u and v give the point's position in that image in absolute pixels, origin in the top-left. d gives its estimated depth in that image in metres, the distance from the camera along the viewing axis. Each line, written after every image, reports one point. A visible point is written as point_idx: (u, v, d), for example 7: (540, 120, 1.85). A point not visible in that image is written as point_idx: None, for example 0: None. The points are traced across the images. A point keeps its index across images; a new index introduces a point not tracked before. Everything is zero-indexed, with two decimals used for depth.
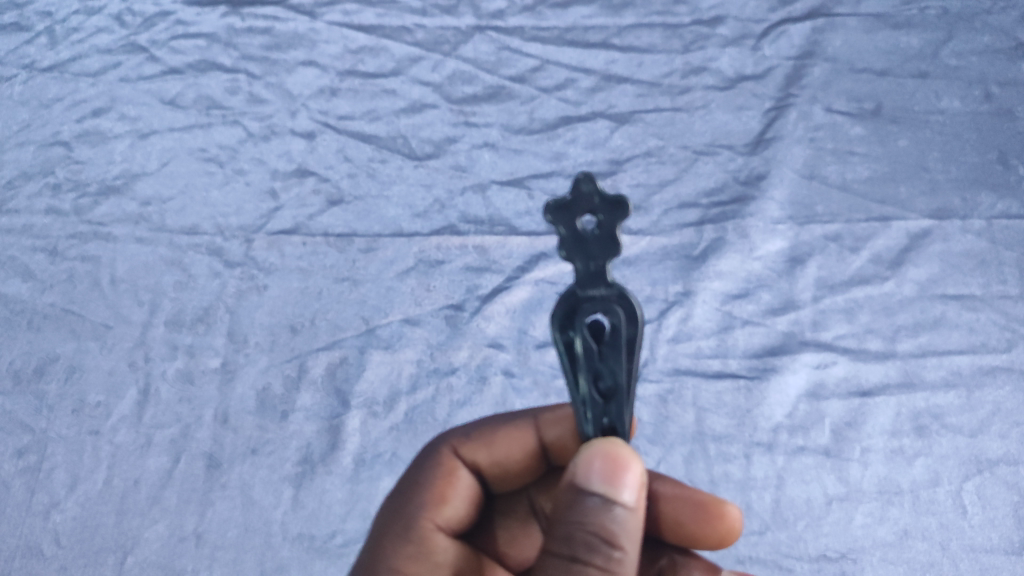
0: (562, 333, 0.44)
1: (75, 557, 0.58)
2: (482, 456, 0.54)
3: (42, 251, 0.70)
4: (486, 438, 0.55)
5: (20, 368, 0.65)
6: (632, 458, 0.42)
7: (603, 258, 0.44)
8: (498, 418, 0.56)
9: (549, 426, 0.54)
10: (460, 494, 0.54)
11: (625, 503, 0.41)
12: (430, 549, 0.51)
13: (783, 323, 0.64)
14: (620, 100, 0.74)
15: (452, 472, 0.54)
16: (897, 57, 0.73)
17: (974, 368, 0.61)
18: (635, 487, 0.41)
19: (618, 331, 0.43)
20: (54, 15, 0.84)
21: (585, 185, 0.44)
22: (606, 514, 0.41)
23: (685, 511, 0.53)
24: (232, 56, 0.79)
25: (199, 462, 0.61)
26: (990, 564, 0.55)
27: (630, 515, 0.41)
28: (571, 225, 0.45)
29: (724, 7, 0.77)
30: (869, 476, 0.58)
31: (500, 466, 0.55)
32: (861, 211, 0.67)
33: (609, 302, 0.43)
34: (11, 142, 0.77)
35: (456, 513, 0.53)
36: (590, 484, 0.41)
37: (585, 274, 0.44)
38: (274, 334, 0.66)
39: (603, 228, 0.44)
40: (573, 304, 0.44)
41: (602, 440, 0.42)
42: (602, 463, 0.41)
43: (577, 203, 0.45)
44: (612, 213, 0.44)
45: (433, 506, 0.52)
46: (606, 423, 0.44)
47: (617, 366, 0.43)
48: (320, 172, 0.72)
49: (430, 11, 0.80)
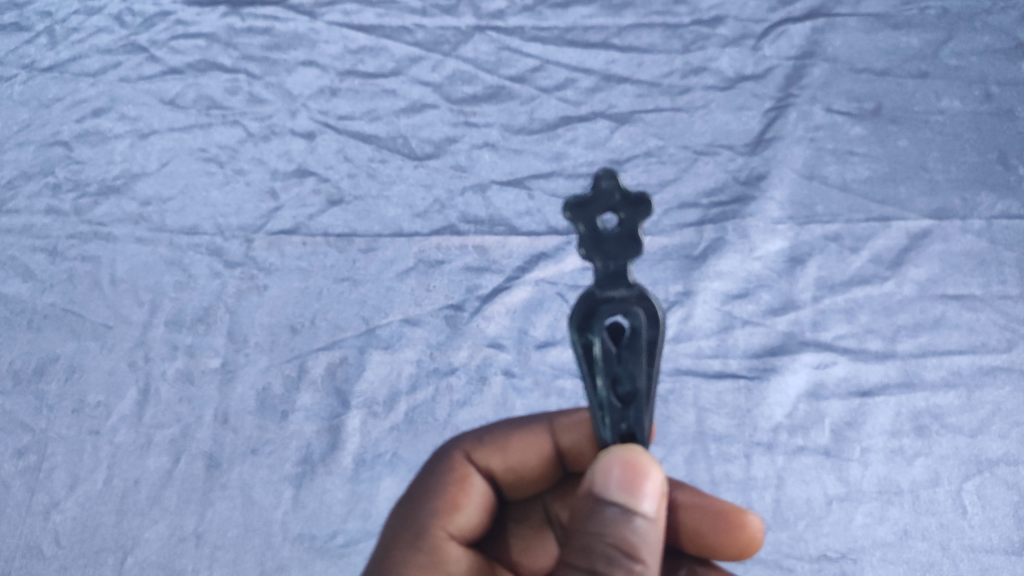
0: (580, 334, 0.44)
1: (76, 557, 0.58)
2: (496, 461, 0.55)
3: (42, 250, 0.70)
4: (500, 443, 0.55)
5: (20, 368, 0.65)
6: (652, 466, 0.42)
7: (623, 257, 0.44)
8: (512, 423, 0.56)
9: (564, 431, 0.54)
10: (473, 501, 0.54)
11: (645, 514, 0.41)
12: (442, 557, 0.51)
13: (783, 323, 0.64)
14: (619, 100, 0.74)
15: (465, 479, 0.54)
16: (896, 58, 0.73)
17: (974, 368, 0.61)
18: (655, 497, 0.42)
19: (639, 333, 0.43)
20: (54, 14, 0.84)
21: (605, 182, 0.45)
22: (626, 525, 0.41)
23: (704, 521, 0.53)
24: (232, 56, 0.79)
25: (199, 462, 0.61)
26: (989, 564, 0.55)
27: (651, 526, 0.41)
28: (590, 223, 0.45)
29: (724, 7, 0.77)
30: (869, 476, 0.58)
31: (514, 473, 0.55)
32: (860, 212, 0.67)
33: (629, 303, 0.43)
34: (11, 142, 0.77)
35: (469, 521, 0.53)
36: (610, 493, 0.41)
37: (604, 274, 0.44)
38: (274, 334, 0.66)
39: (623, 226, 0.44)
40: (592, 305, 0.44)
41: (621, 447, 0.42)
42: (621, 470, 0.41)
43: (596, 200, 0.45)
44: (634, 210, 0.44)
45: (445, 513, 0.52)
46: (623, 428, 0.44)
47: (636, 369, 0.43)
48: (320, 172, 0.72)
49: (430, 11, 0.80)
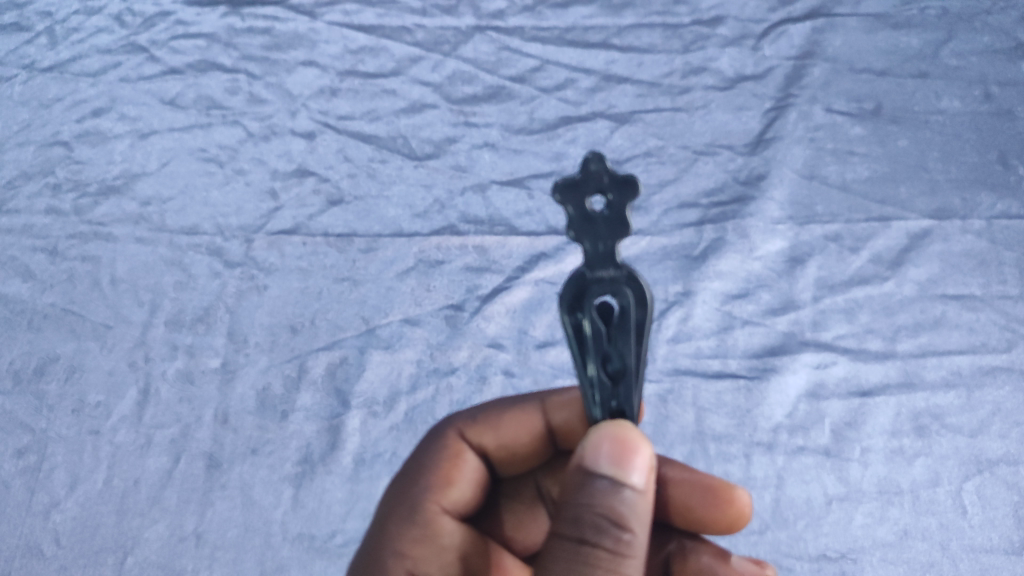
0: (570, 315, 0.43)
1: (75, 557, 0.58)
2: (488, 439, 0.54)
3: (42, 250, 0.70)
4: (492, 421, 0.54)
5: (20, 368, 0.65)
6: (642, 441, 0.41)
7: (612, 238, 0.44)
8: (504, 401, 0.55)
9: (556, 409, 0.54)
10: (466, 477, 0.53)
11: (634, 486, 0.41)
12: (435, 531, 0.51)
13: (783, 323, 0.64)
14: (619, 100, 0.74)
15: (458, 455, 0.54)
16: (896, 57, 0.73)
17: (974, 368, 0.61)
18: (644, 470, 0.41)
19: (627, 313, 0.43)
20: (54, 15, 0.84)
21: (594, 164, 0.44)
22: (615, 496, 0.40)
23: (694, 496, 0.52)
24: (232, 56, 0.79)
25: (199, 462, 0.61)
26: (990, 564, 0.55)
27: (640, 498, 0.41)
28: (579, 206, 0.44)
29: (724, 7, 0.77)
30: (869, 476, 0.58)
31: (507, 450, 0.55)
32: (861, 211, 0.67)
33: (618, 283, 0.43)
34: (11, 142, 0.77)
35: (462, 496, 0.53)
36: (599, 467, 0.41)
37: (594, 254, 0.44)
38: (274, 334, 0.66)
39: (611, 208, 0.44)
40: (581, 285, 0.43)
41: (611, 423, 0.41)
42: (611, 445, 0.41)
43: (585, 182, 0.45)
44: (622, 192, 0.44)
45: (438, 490, 0.52)
46: (613, 406, 0.43)
47: (626, 349, 0.43)
48: (320, 172, 0.72)
49: (431, 11, 0.80)
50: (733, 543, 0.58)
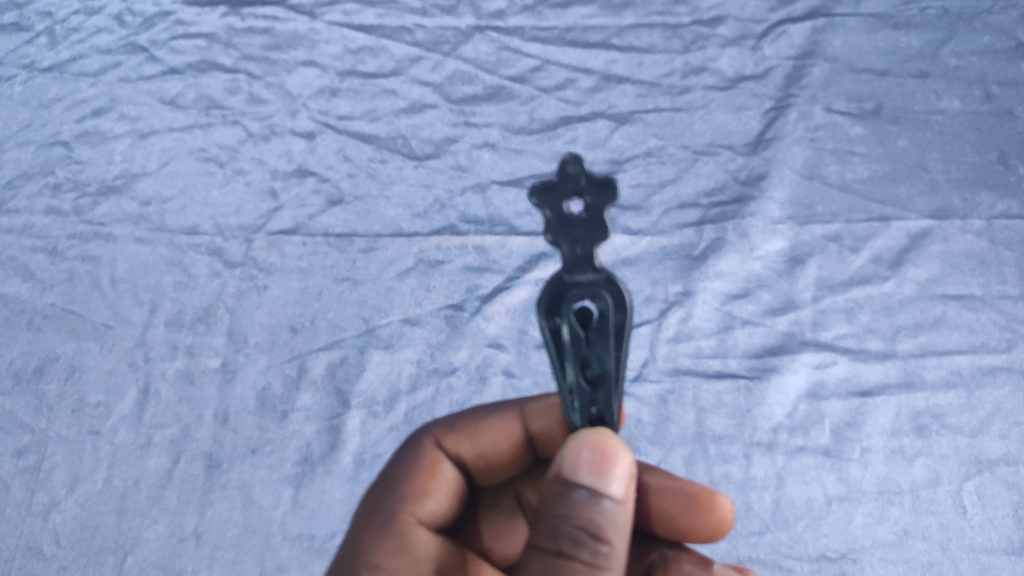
0: (548, 320, 0.43)
1: (75, 557, 0.58)
2: (466, 448, 0.54)
3: (42, 250, 0.70)
4: (470, 429, 0.54)
5: (20, 368, 0.65)
6: (621, 449, 0.41)
7: (590, 241, 0.44)
8: (483, 409, 0.55)
9: (534, 417, 0.54)
10: (443, 487, 0.53)
11: (613, 496, 0.40)
12: (410, 543, 0.51)
13: (783, 323, 0.64)
14: (620, 100, 0.74)
15: (435, 465, 0.54)
16: (896, 58, 0.73)
17: (974, 368, 0.61)
18: (624, 480, 0.41)
19: (607, 317, 0.43)
20: (54, 15, 0.84)
21: (571, 166, 0.45)
22: (593, 507, 0.40)
23: (675, 503, 0.52)
24: (232, 56, 0.79)
25: (199, 462, 0.61)
26: (990, 564, 0.55)
27: (619, 508, 0.41)
28: (556, 208, 0.45)
29: (724, 7, 0.77)
30: (869, 476, 0.58)
31: (484, 459, 0.55)
32: (861, 212, 0.67)
33: (597, 287, 0.43)
34: (11, 142, 0.77)
35: (439, 507, 0.53)
36: (578, 477, 0.40)
37: (572, 258, 0.44)
38: (274, 334, 0.66)
39: (589, 210, 0.44)
40: (559, 289, 0.43)
41: (591, 430, 0.41)
42: (590, 454, 0.40)
43: (562, 185, 0.45)
44: (600, 193, 0.44)
45: (414, 500, 0.52)
46: (594, 412, 0.43)
47: (605, 353, 0.42)
48: (320, 172, 0.72)
49: (430, 11, 0.80)
50: (733, 544, 0.57)
